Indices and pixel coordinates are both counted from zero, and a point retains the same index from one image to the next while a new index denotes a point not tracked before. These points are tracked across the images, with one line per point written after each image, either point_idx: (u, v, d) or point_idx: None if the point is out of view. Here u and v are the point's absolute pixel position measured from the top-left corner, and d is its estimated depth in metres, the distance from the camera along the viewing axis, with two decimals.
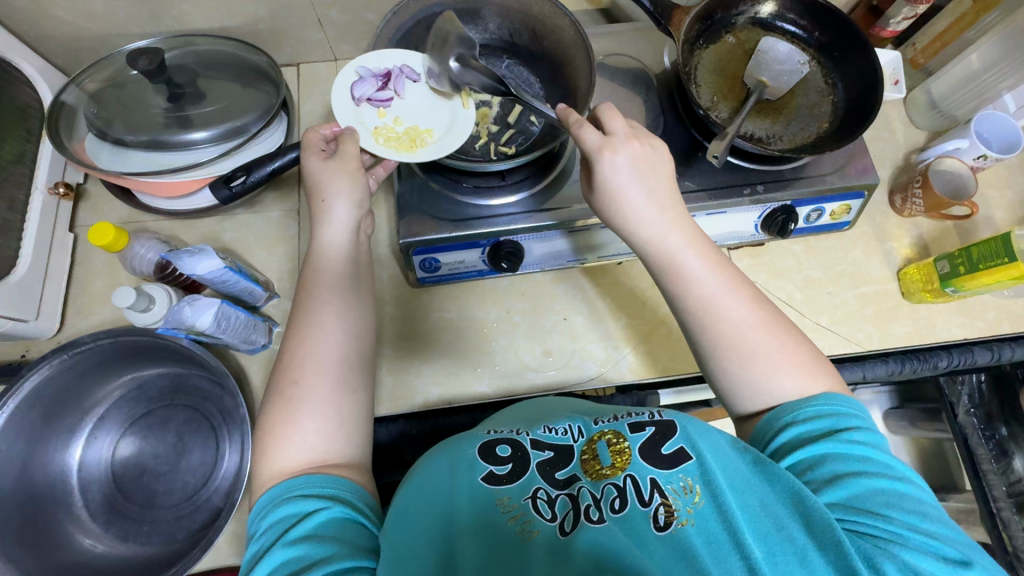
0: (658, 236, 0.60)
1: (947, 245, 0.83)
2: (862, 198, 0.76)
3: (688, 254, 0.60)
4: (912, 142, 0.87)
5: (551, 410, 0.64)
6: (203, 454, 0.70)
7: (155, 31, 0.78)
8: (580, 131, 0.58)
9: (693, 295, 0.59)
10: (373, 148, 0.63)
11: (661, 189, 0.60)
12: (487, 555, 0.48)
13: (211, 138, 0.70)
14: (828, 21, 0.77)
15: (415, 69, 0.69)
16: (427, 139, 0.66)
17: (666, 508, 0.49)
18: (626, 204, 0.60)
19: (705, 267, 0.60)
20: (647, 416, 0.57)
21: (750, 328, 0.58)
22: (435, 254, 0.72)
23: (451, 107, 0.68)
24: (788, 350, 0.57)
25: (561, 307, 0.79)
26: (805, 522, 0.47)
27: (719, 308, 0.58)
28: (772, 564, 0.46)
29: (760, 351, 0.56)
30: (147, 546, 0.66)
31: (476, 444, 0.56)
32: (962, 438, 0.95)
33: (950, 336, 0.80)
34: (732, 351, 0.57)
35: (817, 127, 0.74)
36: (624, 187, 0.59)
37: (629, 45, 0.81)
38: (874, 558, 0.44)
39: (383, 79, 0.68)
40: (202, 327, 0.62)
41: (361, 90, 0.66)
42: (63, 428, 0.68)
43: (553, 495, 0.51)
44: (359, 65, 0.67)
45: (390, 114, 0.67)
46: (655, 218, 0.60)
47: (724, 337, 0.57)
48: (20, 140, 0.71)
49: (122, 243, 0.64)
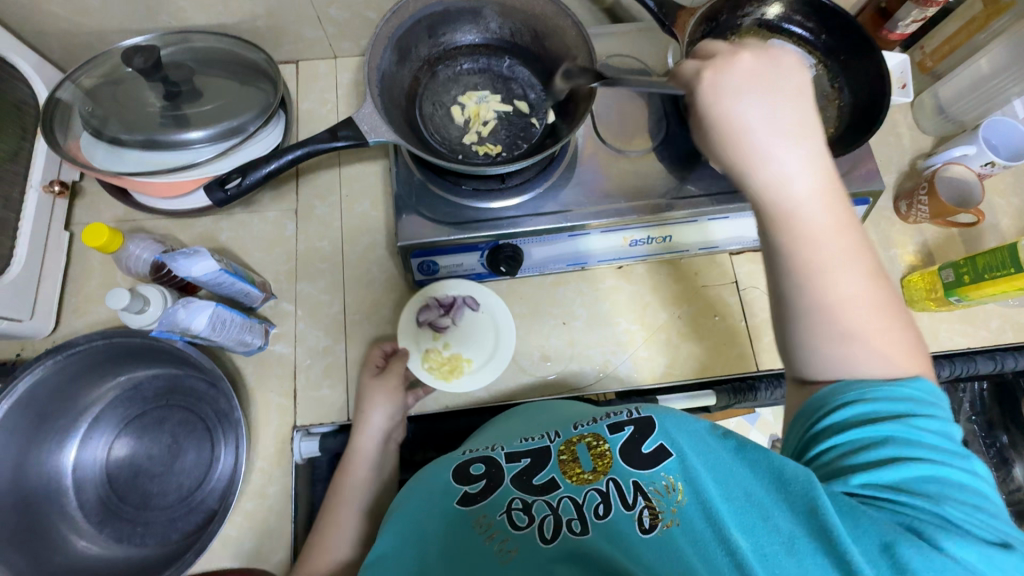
0: (795, 177, 0.51)
1: (951, 252, 0.82)
2: (866, 204, 0.75)
3: (810, 202, 0.51)
4: (919, 147, 0.86)
5: (535, 418, 0.65)
6: (198, 455, 0.70)
7: (152, 27, 0.77)
8: (707, 44, 0.56)
9: (807, 243, 0.50)
10: (416, 374, 0.72)
11: (807, 140, 0.52)
12: (464, 566, 0.48)
13: (208, 138, 0.69)
14: (836, 24, 0.75)
15: (477, 300, 0.75)
16: (466, 369, 0.73)
17: (651, 510, 0.48)
18: (737, 134, 0.52)
19: (829, 226, 0.51)
20: (625, 416, 0.58)
21: (858, 304, 0.49)
22: (434, 257, 0.71)
23: (495, 350, 0.74)
24: (894, 338, 0.49)
25: (560, 311, 0.79)
26: (803, 509, 0.43)
27: (832, 268, 0.50)
28: (764, 559, 0.43)
29: (865, 324, 0.48)
30: (141, 548, 0.66)
31: (452, 467, 0.59)
32: (963, 445, 0.94)
33: (953, 344, 0.79)
34: (837, 323, 0.49)
35: (822, 132, 0.73)
36: (746, 114, 0.52)
37: (632, 45, 0.80)
38: (890, 545, 0.40)
39: (446, 307, 0.75)
40: (197, 329, 0.62)
41: (425, 314, 0.74)
42: (57, 429, 0.68)
43: (530, 502, 0.52)
44: (433, 291, 0.75)
45: (442, 338, 0.74)
46: (784, 149, 0.51)
47: (830, 304, 0.49)
48: (15, 137, 0.70)
49: (116, 244, 0.64)
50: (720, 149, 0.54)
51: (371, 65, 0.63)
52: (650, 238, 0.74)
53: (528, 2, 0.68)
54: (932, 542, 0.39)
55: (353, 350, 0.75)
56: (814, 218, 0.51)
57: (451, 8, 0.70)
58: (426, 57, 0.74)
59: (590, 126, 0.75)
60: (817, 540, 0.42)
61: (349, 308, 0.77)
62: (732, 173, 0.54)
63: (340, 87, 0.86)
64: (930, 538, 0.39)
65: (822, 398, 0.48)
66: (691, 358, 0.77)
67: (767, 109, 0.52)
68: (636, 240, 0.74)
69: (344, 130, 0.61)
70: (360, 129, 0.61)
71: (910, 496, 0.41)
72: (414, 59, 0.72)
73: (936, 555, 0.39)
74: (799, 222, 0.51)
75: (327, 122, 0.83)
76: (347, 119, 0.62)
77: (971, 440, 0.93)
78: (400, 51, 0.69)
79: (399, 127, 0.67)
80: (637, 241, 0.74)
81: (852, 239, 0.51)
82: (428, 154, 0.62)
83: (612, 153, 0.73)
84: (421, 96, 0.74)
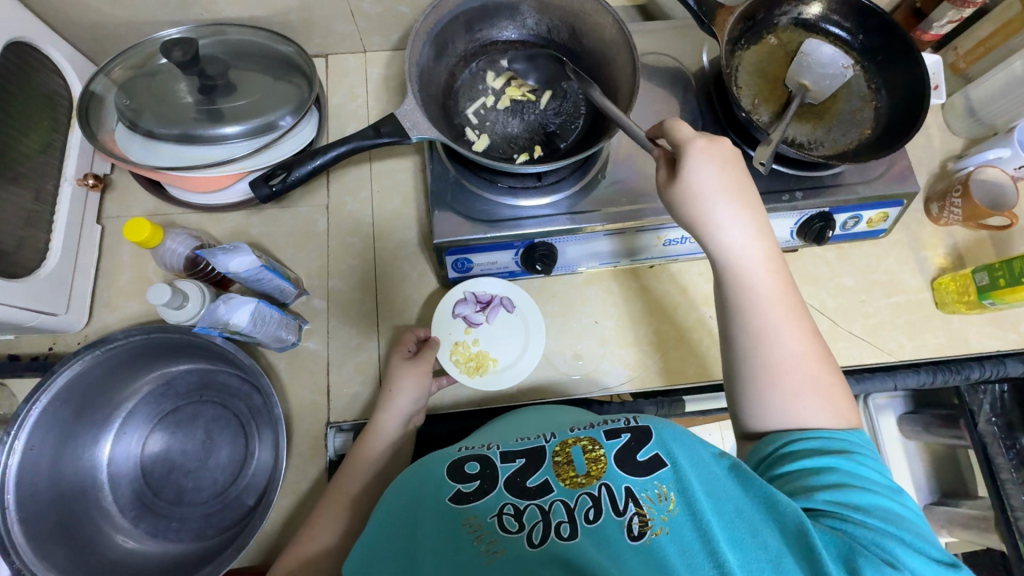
0: (739, 248, 0.57)
1: (981, 255, 0.82)
2: (900, 206, 0.75)
3: (758, 268, 0.57)
4: (949, 149, 0.87)
5: (523, 422, 0.66)
6: (232, 451, 0.69)
7: (184, 19, 0.76)
8: (676, 124, 0.59)
9: (753, 316, 0.56)
10: (444, 363, 0.72)
11: (753, 214, 0.58)
12: (453, 560, 0.49)
13: (243, 132, 0.69)
14: (874, 24, 0.75)
15: (513, 302, 0.76)
16: (489, 369, 0.73)
17: (640, 518, 0.50)
18: (700, 204, 0.57)
19: (771, 294, 0.57)
20: (622, 423, 0.58)
21: (798, 363, 0.55)
22: (469, 255, 0.71)
23: (520, 355, 0.74)
24: (824, 385, 0.55)
25: (591, 310, 0.79)
26: (779, 528, 0.47)
27: (774, 335, 0.56)
28: (746, 569, 0.46)
29: (804, 386, 0.54)
30: (177, 543, 0.66)
31: (446, 462, 0.59)
32: (982, 446, 0.92)
33: (982, 347, 0.79)
34: (782, 381, 0.55)
35: (858, 133, 0.73)
36: (705, 190, 0.56)
37: (667, 43, 0.80)
38: (848, 558, 0.44)
39: (483, 304, 0.75)
40: (238, 324, 0.62)
41: (462, 308, 0.75)
42: (92, 424, 0.67)
43: (522, 507, 0.52)
44: (472, 287, 0.76)
45: (474, 333, 0.75)
46: (738, 220, 0.57)
47: (774, 359, 0.55)
48: (47, 129, 0.70)
49: (157, 240, 0.63)
50: (676, 212, 0.59)
51: (411, 60, 0.63)
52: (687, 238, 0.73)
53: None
54: (890, 561, 0.44)
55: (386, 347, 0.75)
56: (761, 289, 0.57)
57: (489, 3, 0.70)
58: (462, 53, 0.73)
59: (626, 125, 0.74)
60: (797, 556, 0.45)
61: (381, 305, 0.76)
62: (694, 233, 0.59)
63: (370, 82, 0.85)
64: (890, 557, 0.44)
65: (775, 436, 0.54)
66: None
67: (721, 188, 0.57)
68: (671, 239, 0.73)
69: (386, 126, 0.61)
70: (402, 125, 0.61)
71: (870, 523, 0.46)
72: (451, 55, 0.72)
73: (894, 573, 0.44)
74: (747, 291, 0.57)
75: (358, 117, 0.83)
76: (390, 115, 0.61)
77: (990, 442, 0.92)
78: (438, 47, 0.69)
79: (437, 124, 0.67)
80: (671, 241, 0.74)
81: (792, 310, 0.57)
82: (467, 153, 0.61)
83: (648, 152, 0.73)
84: (457, 92, 0.73)
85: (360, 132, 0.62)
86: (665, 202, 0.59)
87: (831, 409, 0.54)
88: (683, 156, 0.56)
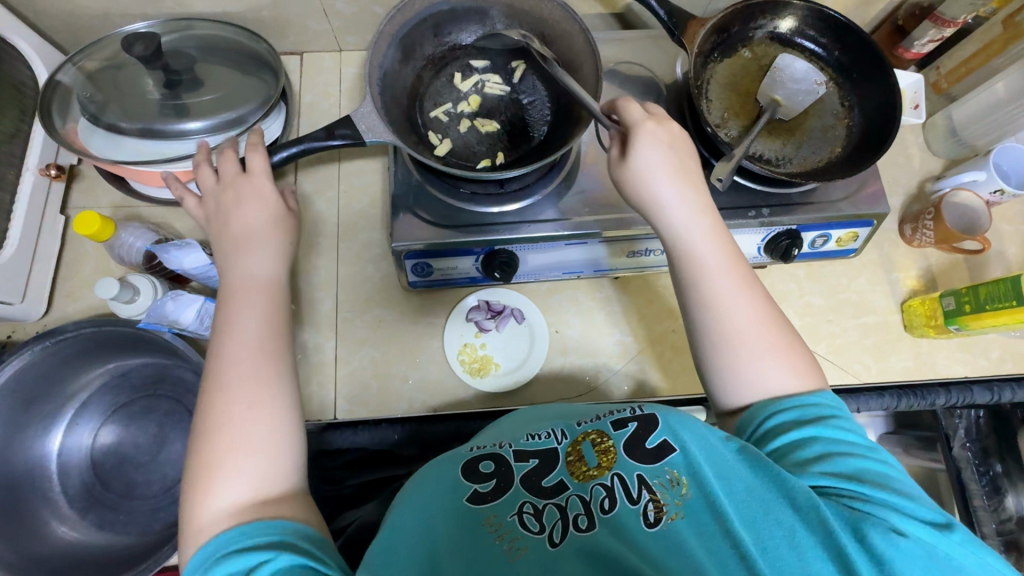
0: (684, 225, 0.60)
1: (954, 279, 0.81)
2: (869, 226, 0.73)
3: (704, 238, 0.60)
4: (928, 169, 0.85)
5: (532, 414, 0.64)
6: (184, 446, 0.70)
7: (155, 12, 0.76)
8: (626, 105, 0.62)
9: (704, 278, 0.59)
10: (450, 362, 0.74)
11: (696, 192, 0.62)
12: (470, 560, 0.48)
13: (207, 128, 0.68)
14: (851, 41, 0.74)
15: (524, 312, 0.77)
16: (493, 372, 0.74)
17: (655, 504, 0.50)
18: (648, 182, 0.61)
19: (721, 262, 0.60)
20: (628, 412, 0.58)
21: (751, 319, 0.57)
22: (429, 259, 0.70)
23: (526, 361, 0.75)
24: (783, 347, 0.57)
25: (553, 319, 0.78)
26: (794, 508, 0.48)
27: (725, 296, 0.58)
28: (766, 553, 0.46)
29: (756, 344, 0.56)
30: (123, 536, 0.67)
31: (458, 463, 0.57)
32: (955, 471, 0.91)
33: (951, 372, 0.78)
34: (736, 342, 0.57)
35: (829, 151, 0.71)
36: (651, 171, 0.61)
37: (641, 53, 0.79)
38: (859, 528, 0.46)
39: (495, 312, 0.77)
40: (185, 322, 0.64)
41: (474, 314, 0.76)
42: (43, 414, 0.68)
43: (541, 506, 0.52)
44: (484, 295, 0.77)
45: (483, 337, 0.76)
46: (679, 199, 0.61)
47: (729, 329, 0.57)
48: (14, 119, 0.71)
49: (108, 232, 0.64)
50: (626, 191, 0.62)
51: (372, 63, 0.63)
52: (649, 251, 0.73)
53: (536, 4, 0.68)
54: (897, 528, 0.46)
55: (343, 348, 0.75)
56: (709, 263, 0.59)
57: (458, 8, 0.70)
58: (430, 57, 0.73)
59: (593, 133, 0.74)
60: (815, 533, 0.46)
61: (341, 306, 0.77)
62: (643, 213, 0.62)
63: (344, 81, 0.85)
64: (896, 523, 0.46)
65: (752, 413, 0.55)
66: (683, 373, 0.76)
67: (666, 168, 0.61)
68: (634, 251, 0.73)
69: (342, 129, 0.61)
70: (357, 128, 0.61)
71: (876, 492, 0.48)
72: (417, 58, 0.72)
73: (902, 540, 0.45)
74: (695, 266, 0.59)
75: (329, 116, 0.83)
76: (345, 118, 0.61)
77: (962, 468, 0.90)
78: (404, 50, 0.69)
79: (402, 131, 0.66)
80: (635, 253, 0.74)
81: (746, 281, 0.59)
82: (427, 159, 0.61)
83: None
84: (422, 96, 0.72)
85: (314, 135, 0.62)
86: (618, 181, 0.63)
87: (792, 370, 0.56)
88: (636, 135, 0.60)
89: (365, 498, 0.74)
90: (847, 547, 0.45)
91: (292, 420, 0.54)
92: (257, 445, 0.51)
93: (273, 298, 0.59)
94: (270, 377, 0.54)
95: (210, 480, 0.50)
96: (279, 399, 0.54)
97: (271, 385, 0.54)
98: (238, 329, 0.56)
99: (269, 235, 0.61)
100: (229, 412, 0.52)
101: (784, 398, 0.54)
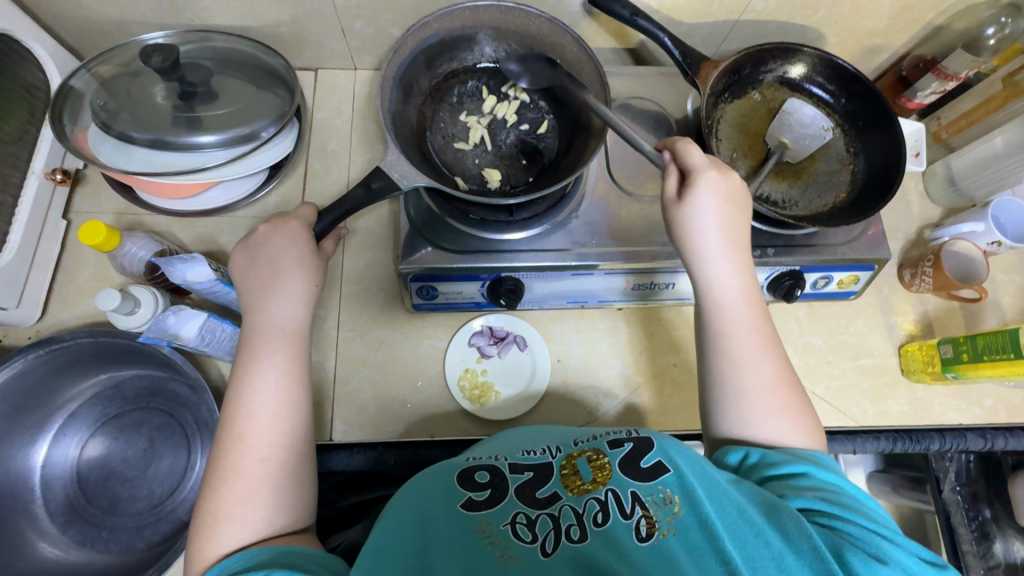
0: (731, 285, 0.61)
1: (950, 325, 0.82)
2: (871, 270, 0.74)
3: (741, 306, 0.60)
4: (927, 216, 0.87)
5: (525, 432, 0.64)
6: (173, 462, 0.69)
7: (172, 23, 0.76)
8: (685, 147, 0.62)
9: (730, 330, 0.60)
10: (450, 387, 0.74)
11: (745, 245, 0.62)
12: (465, 566, 0.48)
13: (219, 142, 0.68)
14: (857, 90, 0.76)
15: (526, 339, 0.77)
16: (493, 400, 0.73)
17: (647, 520, 0.49)
18: (695, 233, 0.61)
19: (748, 318, 0.60)
20: (624, 434, 0.58)
21: (766, 385, 0.58)
22: (434, 283, 0.70)
23: (527, 386, 0.75)
24: (786, 403, 0.58)
25: (555, 348, 0.78)
26: (783, 532, 0.47)
27: (740, 366, 0.59)
28: (752, 568, 0.46)
29: (762, 399, 0.57)
30: (103, 554, 0.66)
31: (455, 472, 0.57)
32: (944, 515, 0.88)
33: (946, 419, 0.78)
34: (747, 400, 0.57)
35: (833, 196, 0.73)
36: (703, 225, 0.60)
37: (653, 90, 0.80)
38: (842, 552, 0.45)
39: (497, 338, 0.77)
40: (186, 337, 0.62)
41: (476, 341, 0.76)
42: (29, 423, 0.67)
43: (534, 517, 0.51)
44: (488, 320, 0.77)
45: (485, 363, 0.75)
46: (727, 257, 0.61)
47: (735, 384, 0.58)
48: (22, 121, 0.71)
49: (113, 243, 0.64)
50: (676, 234, 0.62)
51: (382, 103, 0.62)
52: (653, 284, 0.73)
53: (523, 22, 0.69)
54: (878, 554, 0.45)
55: (343, 367, 0.75)
56: (744, 369, 0.58)
57: (448, 39, 0.70)
58: (427, 90, 0.73)
59: (605, 165, 0.74)
60: (803, 554, 0.45)
61: (342, 324, 0.76)
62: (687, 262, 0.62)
63: (357, 99, 0.85)
64: (877, 549, 0.46)
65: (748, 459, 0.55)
66: (683, 409, 0.76)
67: (715, 221, 0.60)
68: (637, 284, 0.73)
69: (376, 181, 0.58)
70: (390, 176, 0.58)
71: (857, 519, 0.47)
72: (417, 94, 0.71)
73: (880, 564, 0.45)
74: (726, 321, 0.60)
75: (340, 132, 0.83)
76: (376, 169, 0.58)
77: (952, 513, 0.88)
78: (404, 89, 0.68)
79: (417, 161, 0.66)
80: (642, 285, 0.74)
81: (760, 319, 0.61)
82: (451, 189, 0.60)
83: (623, 196, 0.73)
84: (430, 131, 0.72)
85: (350, 193, 0.59)
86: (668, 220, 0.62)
87: (786, 421, 0.57)
88: (694, 180, 0.60)
89: (352, 521, 0.73)
90: (833, 569, 0.44)
91: (304, 451, 0.55)
92: (270, 492, 0.51)
93: (297, 344, 0.59)
94: (291, 421, 0.55)
95: (212, 523, 0.50)
96: (290, 446, 0.54)
97: (291, 439, 0.54)
98: (260, 375, 0.56)
99: (286, 257, 0.60)
100: (242, 462, 0.52)
101: (785, 447, 0.55)
